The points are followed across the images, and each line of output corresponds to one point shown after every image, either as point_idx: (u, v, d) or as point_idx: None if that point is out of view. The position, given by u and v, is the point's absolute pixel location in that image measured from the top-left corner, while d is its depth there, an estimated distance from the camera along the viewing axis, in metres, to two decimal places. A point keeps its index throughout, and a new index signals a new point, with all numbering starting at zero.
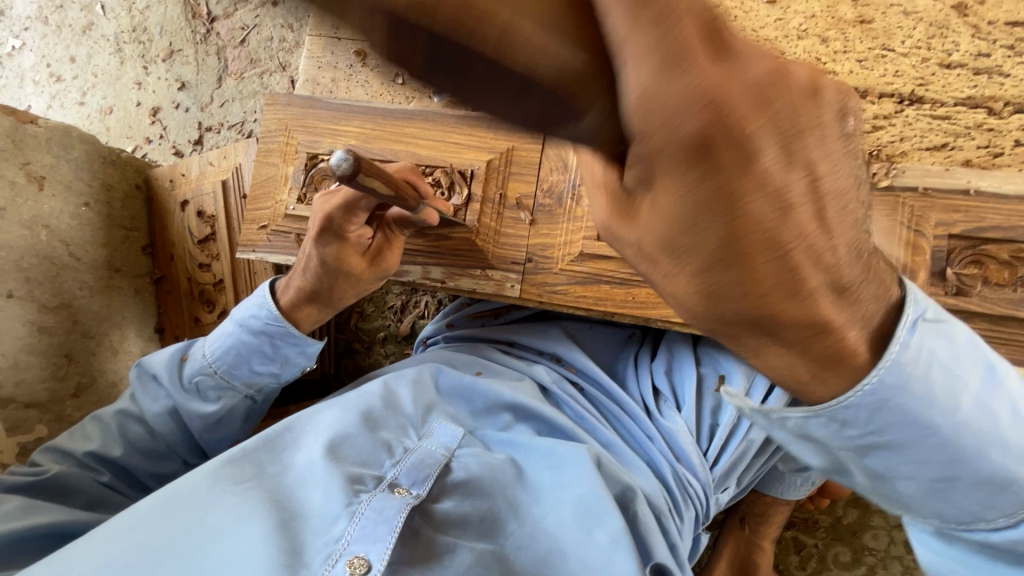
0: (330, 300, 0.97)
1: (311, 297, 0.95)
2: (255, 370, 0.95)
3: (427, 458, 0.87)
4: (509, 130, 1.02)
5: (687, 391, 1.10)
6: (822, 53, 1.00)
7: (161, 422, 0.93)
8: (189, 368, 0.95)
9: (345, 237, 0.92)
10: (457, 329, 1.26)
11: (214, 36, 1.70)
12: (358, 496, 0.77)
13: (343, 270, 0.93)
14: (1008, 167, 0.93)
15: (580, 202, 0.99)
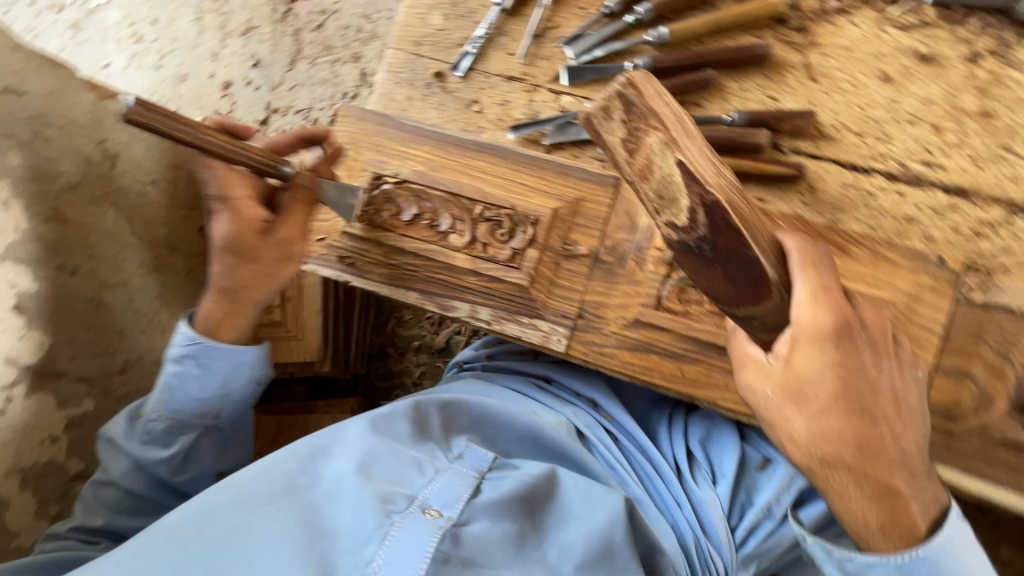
0: (244, 295, 0.92)
1: (227, 293, 0.91)
2: (196, 399, 0.92)
3: (460, 478, 0.84)
4: (580, 179, 0.98)
5: (724, 460, 1.06)
6: (933, 144, 0.92)
7: (131, 480, 0.93)
8: (139, 421, 0.95)
9: (232, 204, 0.88)
10: (496, 360, 1.23)
11: (292, 17, 1.69)
12: (391, 515, 0.74)
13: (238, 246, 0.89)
14: None
15: (643, 265, 0.95)
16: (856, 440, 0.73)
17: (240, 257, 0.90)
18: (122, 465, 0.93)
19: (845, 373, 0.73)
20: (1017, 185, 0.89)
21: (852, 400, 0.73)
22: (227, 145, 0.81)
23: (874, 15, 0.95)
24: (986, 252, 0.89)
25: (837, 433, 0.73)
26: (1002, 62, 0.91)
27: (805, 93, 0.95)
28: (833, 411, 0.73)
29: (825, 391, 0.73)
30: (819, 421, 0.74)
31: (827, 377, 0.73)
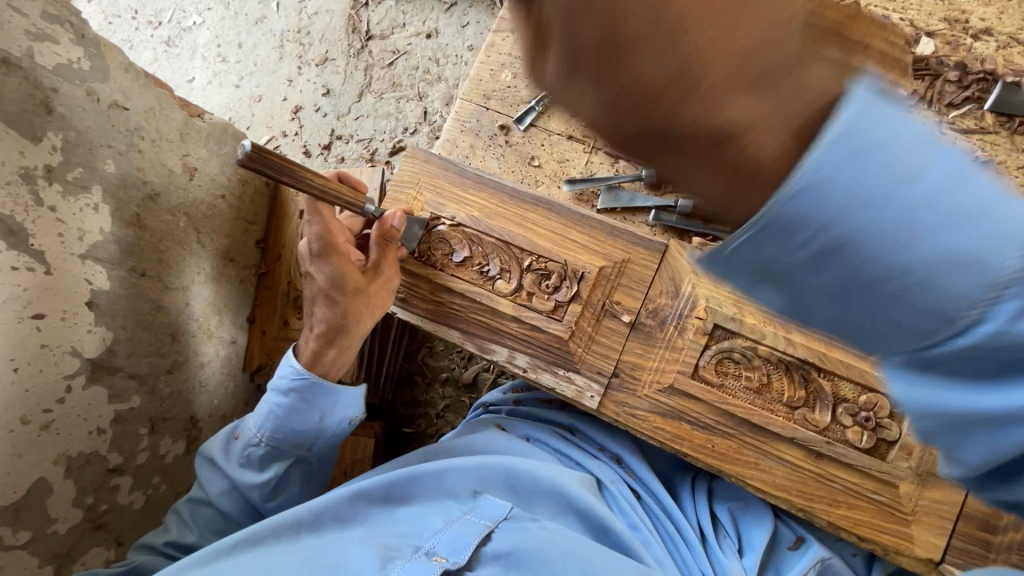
0: (348, 329, 1.01)
1: (325, 332, 1.01)
2: (296, 431, 1.00)
3: (470, 528, 0.88)
4: (628, 242, 1.01)
5: (753, 532, 1.02)
6: None
7: (226, 501, 1.01)
8: (238, 443, 1.03)
9: (337, 249, 1.01)
10: (522, 406, 1.24)
11: (366, 53, 1.81)
12: (393, 562, 0.80)
13: (348, 286, 0.99)
14: None
15: (683, 332, 0.96)
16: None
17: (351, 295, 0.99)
18: (222, 485, 1.01)
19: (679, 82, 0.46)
20: None
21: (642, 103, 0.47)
22: (322, 187, 0.91)
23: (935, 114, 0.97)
24: None
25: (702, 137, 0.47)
26: None
27: None
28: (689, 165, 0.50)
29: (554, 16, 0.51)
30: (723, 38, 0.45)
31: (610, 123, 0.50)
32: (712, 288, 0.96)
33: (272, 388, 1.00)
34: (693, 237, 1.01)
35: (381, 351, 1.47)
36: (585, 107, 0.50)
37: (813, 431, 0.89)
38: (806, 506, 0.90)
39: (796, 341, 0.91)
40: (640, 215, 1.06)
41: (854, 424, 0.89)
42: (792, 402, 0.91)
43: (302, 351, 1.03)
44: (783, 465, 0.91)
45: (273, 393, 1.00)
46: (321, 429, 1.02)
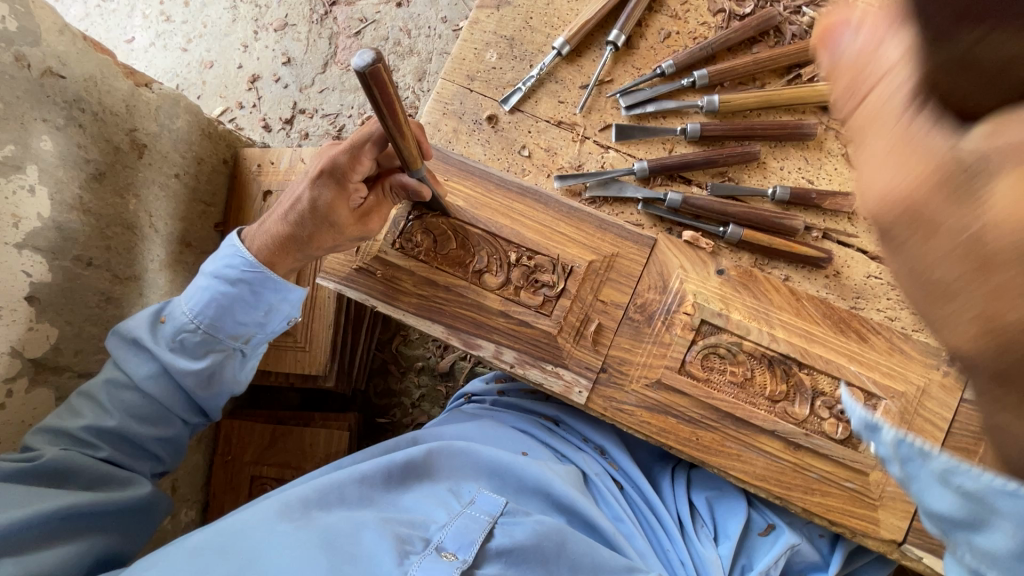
0: (305, 246, 0.96)
1: (286, 235, 0.95)
2: (242, 313, 0.96)
3: (473, 523, 0.85)
4: (617, 236, 1.00)
5: (728, 520, 1.06)
6: None
7: (152, 385, 0.94)
8: (167, 332, 0.95)
9: (342, 181, 0.93)
10: (506, 397, 1.23)
11: (330, 20, 1.68)
12: (408, 556, 0.77)
13: (331, 219, 0.94)
14: None
15: (671, 328, 0.97)
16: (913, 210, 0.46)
17: (325, 221, 0.94)
18: (146, 368, 0.94)
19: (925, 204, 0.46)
20: None
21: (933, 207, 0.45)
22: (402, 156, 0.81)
23: None
24: None
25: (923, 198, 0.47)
26: None
27: (840, 180, 0.99)
28: (949, 182, 0.44)
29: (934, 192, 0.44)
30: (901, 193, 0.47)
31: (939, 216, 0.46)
32: (700, 284, 0.97)
33: (178, 333, 0.95)
34: (682, 233, 1.01)
35: (355, 341, 1.42)
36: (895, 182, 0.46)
37: (792, 422, 0.93)
38: (782, 494, 0.94)
39: (779, 337, 0.94)
40: (627, 208, 1.04)
41: (830, 416, 0.92)
42: (773, 395, 0.93)
43: (247, 243, 0.97)
44: (762, 456, 0.94)
45: (182, 333, 0.95)
46: (223, 369, 0.99)
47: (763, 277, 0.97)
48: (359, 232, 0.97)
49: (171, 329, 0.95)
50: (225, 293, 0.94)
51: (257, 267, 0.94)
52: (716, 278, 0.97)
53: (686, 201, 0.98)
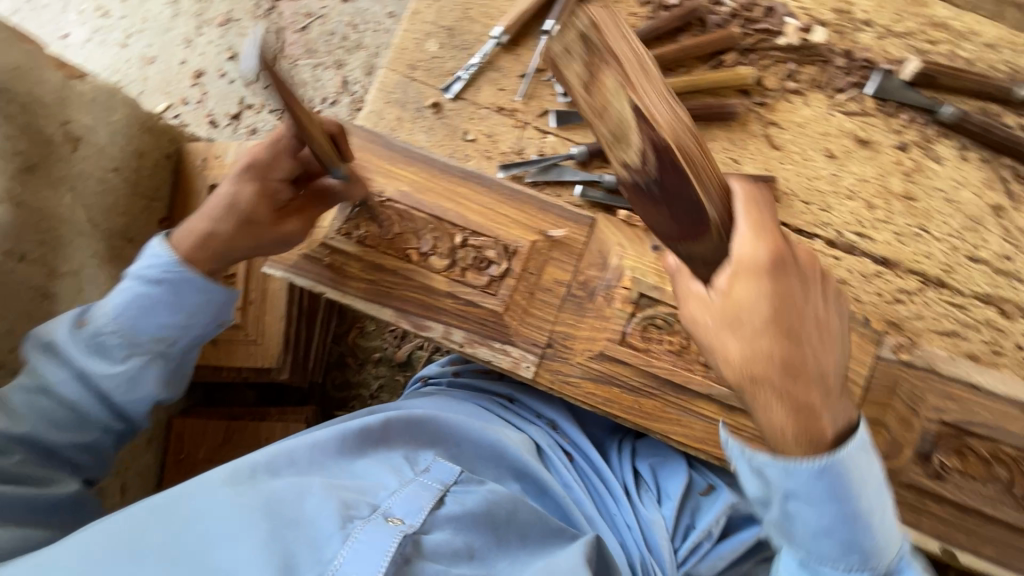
0: (225, 247, 0.95)
1: (205, 236, 0.94)
2: (163, 317, 0.92)
3: (423, 491, 0.87)
4: (558, 216, 1.04)
5: (671, 483, 1.12)
6: (865, 218, 1.04)
7: (70, 391, 0.91)
8: (85, 333, 0.91)
9: (262, 180, 0.95)
10: (462, 378, 1.25)
11: (276, 15, 1.68)
12: (352, 521, 0.78)
13: (252, 218, 0.95)
14: (1005, 367, 1.00)
15: (611, 302, 1.01)
16: (760, 327, 0.70)
17: (246, 219, 0.94)
18: (60, 374, 0.90)
19: (782, 368, 0.70)
20: (929, 260, 1.03)
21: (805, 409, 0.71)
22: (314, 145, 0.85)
23: (826, 98, 1.07)
24: (902, 316, 1.02)
25: (768, 354, 0.70)
26: (924, 154, 1.05)
27: (762, 159, 1.06)
28: (757, 310, 0.71)
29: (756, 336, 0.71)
30: (727, 330, 0.72)
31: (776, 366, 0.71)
32: (637, 259, 1.02)
33: (97, 338, 0.91)
34: (619, 212, 1.06)
35: (309, 334, 1.41)
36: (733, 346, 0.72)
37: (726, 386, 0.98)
38: (719, 454, 0.99)
39: None
40: (567, 190, 1.08)
41: None
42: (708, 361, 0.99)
43: (172, 244, 0.95)
44: (701, 419, 0.99)
45: (100, 338, 0.91)
46: (144, 375, 0.93)
47: None
48: (290, 231, 0.98)
49: (88, 333, 0.91)
50: (144, 295, 0.91)
51: (179, 267, 0.92)
52: (652, 253, 1.02)
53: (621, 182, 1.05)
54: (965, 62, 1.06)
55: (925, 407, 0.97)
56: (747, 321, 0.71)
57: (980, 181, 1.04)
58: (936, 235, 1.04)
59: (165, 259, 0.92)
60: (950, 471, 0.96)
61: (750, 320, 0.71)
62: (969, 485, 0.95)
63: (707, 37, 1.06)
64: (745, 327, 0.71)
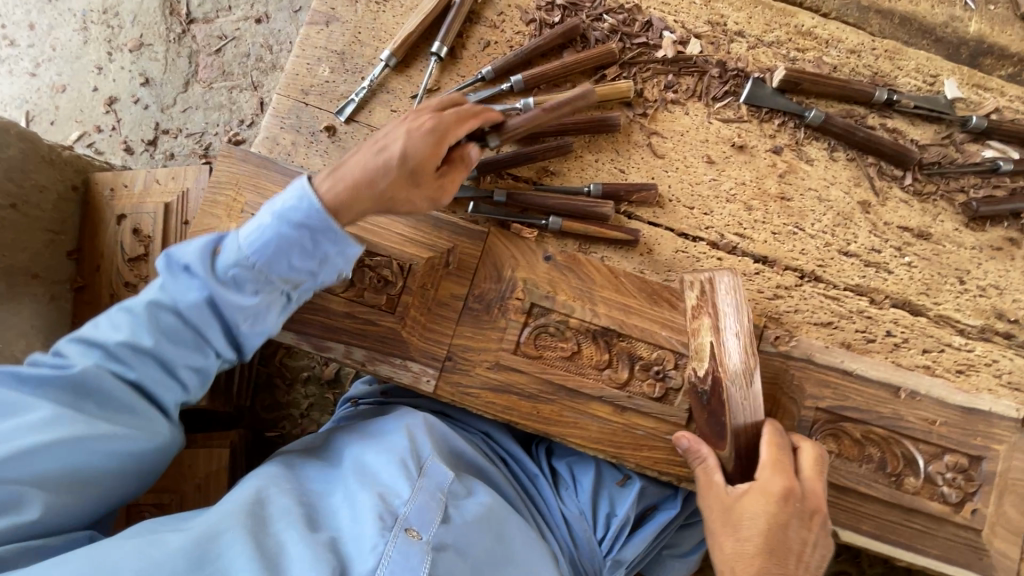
0: (377, 192, 0.89)
1: (351, 179, 0.88)
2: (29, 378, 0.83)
3: (431, 499, 0.95)
4: (451, 232, 1.07)
5: (585, 479, 1.17)
6: (744, 219, 1.10)
7: None
8: None
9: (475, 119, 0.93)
10: (389, 398, 1.28)
11: (189, 38, 1.67)
12: (387, 533, 0.89)
13: (415, 168, 0.89)
14: (876, 353, 1.07)
15: (506, 313, 1.05)
16: (746, 517, 0.85)
17: (409, 176, 0.90)
18: None
19: (780, 525, 0.84)
20: (805, 257, 1.09)
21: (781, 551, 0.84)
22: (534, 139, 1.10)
23: (704, 107, 1.12)
24: (782, 311, 1.08)
25: (754, 549, 0.83)
26: (796, 156, 1.11)
27: (646, 168, 1.11)
28: (749, 525, 0.84)
29: (746, 538, 0.84)
30: (724, 523, 0.86)
31: (766, 526, 0.84)
32: (529, 270, 1.06)
33: (219, 283, 0.87)
34: (512, 226, 1.09)
35: None
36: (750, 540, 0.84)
37: (616, 387, 1.03)
38: (616, 453, 1.04)
39: (600, 312, 1.04)
40: (461, 207, 1.12)
41: (648, 378, 1.03)
42: (598, 364, 1.04)
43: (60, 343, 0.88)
44: (596, 421, 1.04)
45: (226, 281, 0.87)
46: (268, 321, 0.91)
47: (586, 260, 1.07)
48: (409, 204, 0.93)
49: (204, 282, 0.87)
50: (289, 238, 0.86)
51: (324, 215, 0.86)
52: (543, 264, 1.06)
53: (510, 197, 1.08)
54: (830, 67, 1.13)
55: (803, 396, 1.03)
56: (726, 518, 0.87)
57: (848, 179, 1.11)
58: (810, 232, 1.10)
59: (309, 196, 0.86)
60: (828, 454, 1.02)
61: (737, 512, 0.86)
62: (844, 466, 1.02)
63: (587, 53, 1.10)
64: (733, 508, 0.87)
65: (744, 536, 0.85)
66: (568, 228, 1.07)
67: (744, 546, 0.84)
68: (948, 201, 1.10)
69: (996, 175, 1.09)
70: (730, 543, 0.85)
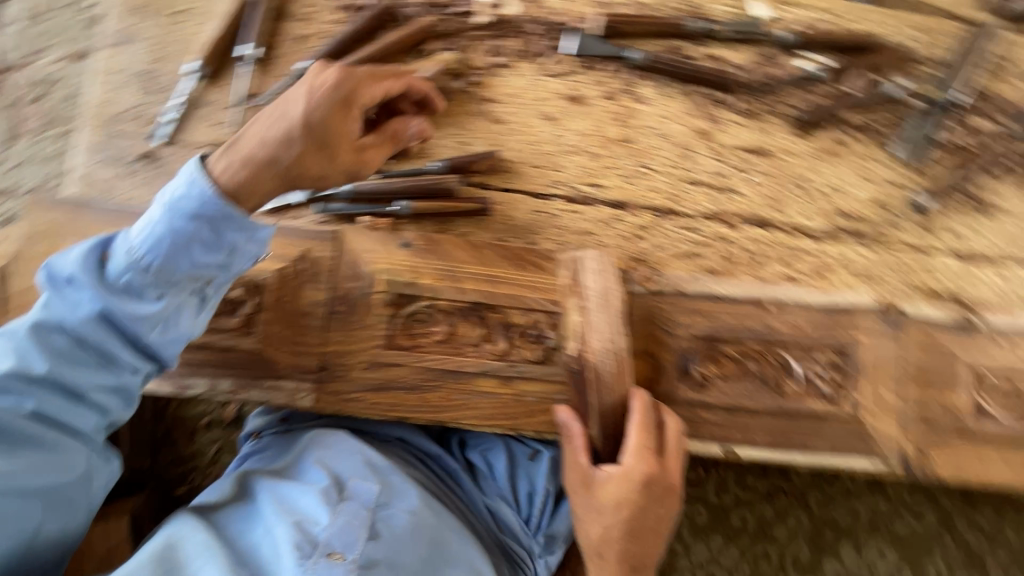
0: (290, 174, 0.90)
1: (265, 161, 0.88)
2: None
3: (354, 520, 0.96)
4: (299, 238, 1.03)
5: (499, 463, 1.18)
6: (593, 168, 1.11)
7: None
8: None
9: (351, 101, 0.93)
10: (292, 424, 1.22)
11: (5, 91, 1.53)
12: (306, 560, 0.90)
13: (325, 134, 0.91)
14: (741, 272, 1.10)
15: (372, 309, 1.01)
16: (613, 515, 0.94)
17: (315, 144, 0.91)
18: None
19: (639, 508, 0.93)
20: (657, 193, 1.11)
21: (640, 530, 0.95)
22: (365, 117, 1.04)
23: (533, 66, 1.12)
24: (645, 250, 1.10)
25: (617, 537, 0.94)
26: (631, 98, 1.13)
27: (489, 136, 1.10)
28: (614, 518, 0.93)
29: (607, 524, 0.94)
30: (596, 508, 0.94)
31: (631, 512, 0.93)
32: (388, 260, 1.03)
33: (109, 291, 0.86)
34: (362, 219, 1.05)
35: None
36: (612, 527, 0.94)
37: (497, 359, 1.02)
38: (511, 425, 1.02)
39: (466, 287, 1.02)
40: (307, 209, 1.06)
41: (527, 343, 1.02)
42: (475, 340, 1.02)
43: None
44: (484, 397, 1.02)
45: (120, 288, 0.86)
46: (181, 327, 0.89)
47: (444, 239, 1.05)
48: (319, 172, 0.93)
49: (92, 293, 0.86)
50: (183, 231, 0.85)
51: (217, 200, 0.85)
52: (402, 251, 1.03)
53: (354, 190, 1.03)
54: (645, 7, 1.15)
55: (678, 327, 1.05)
56: (597, 505, 0.94)
57: (683, 111, 1.14)
58: (657, 169, 1.12)
59: (199, 185, 0.85)
60: (712, 377, 1.05)
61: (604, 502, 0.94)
62: (728, 385, 1.05)
63: (405, 31, 1.09)
64: (602, 501, 0.94)
65: (604, 529, 0.95)
66: (419, 210, 1.04)
67: (608, 532, 0.94)
68: (777, 115, 1.15)
69: (814, 83, 1.16)
70: (597, 527, 0.95)
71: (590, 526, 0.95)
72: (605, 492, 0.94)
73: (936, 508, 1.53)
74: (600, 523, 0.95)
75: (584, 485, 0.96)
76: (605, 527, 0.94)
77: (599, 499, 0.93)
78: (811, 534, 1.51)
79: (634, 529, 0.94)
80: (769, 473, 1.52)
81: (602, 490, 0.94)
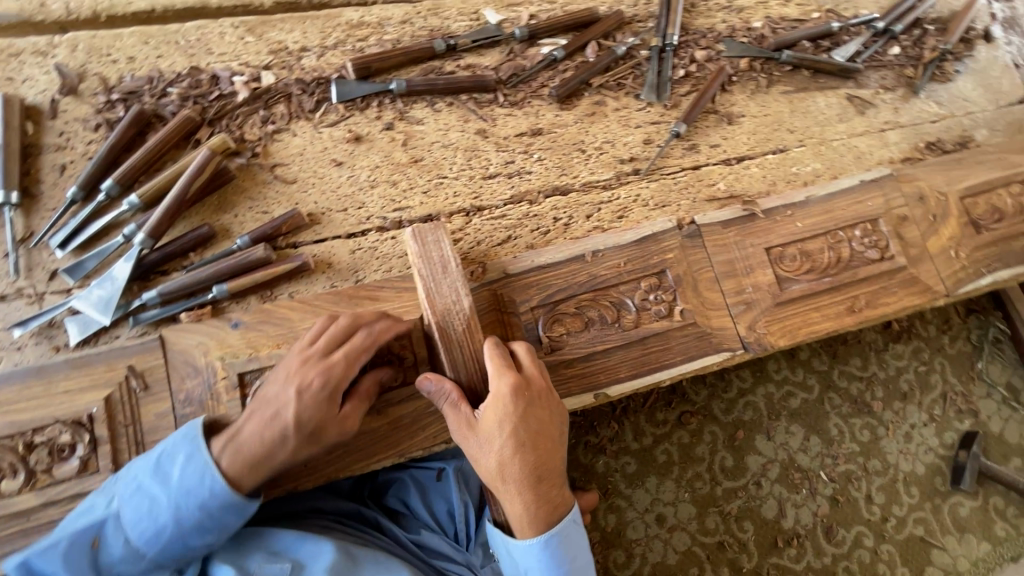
0: (312, 433, 0.90)
1: (257, 459, 0.88)
2: None
3: None
4: (120, 358, 0.99)
5: (413, 496, 1.20)
6: (395, 194, 1.18)
7: None
8: None
9: (337, 388, 0.91)
10: None
11: None
12: None
13: (317, 427, 0.90)
14: (556, 239, 1.21)
15: (220, 399, 1.00)
16: (506, 437, 0.91)
17: (314, 430, 0.90)
18: None
19: (526, 417, 0.93)
20: (460, 197, 1.20)
21: (536, 440, 0.93)
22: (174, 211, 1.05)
23: (307, 122, 1.18)
24: (467, 250, 1.18)
25: (517, 462, 0.91)
26: (408, 122, 1.22)
27: (287, 197, 1.14)
28: (509, 436, 0.92)
29: (502, 451, 0.91)
30: (487, 436, 0.92)
31: (514, 423, 0.92)
32: (223, 346, 1.02)
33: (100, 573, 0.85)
34: (182, 316, 1.04)
35: None
36: (508, 454, 0.91)
37: None
38: (397, 453, 1.04)
39: None
40: (122, 327, 1.04)
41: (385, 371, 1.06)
42: None
43: None
44: (362, 437, 1.03)
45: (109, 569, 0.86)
46: None
47: (272, 306, 1.06)
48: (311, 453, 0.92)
49: None
50: (186, 518, 0.87)
51: (221, 493, 0.87)
52: (234, 332, 1.03)
53: (161, 292, 1.02)
54: (392, 43, 1.27)
55: (519, 306, 1.13)
56: (485, 434, 0.92)
57: (458, 119, 1.25)
58: (453, 175, 1.21)
59: (217, 483, 0.86)
60: (563, 338, 1.14)
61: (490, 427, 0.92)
62: (578, 339, 1.14)
63: (167, 128, 1.10)
64: (488, 428, 0.92)
65: (504, 455, 0.91)
66: (236, 287, 1.04)
67: (503, 457, 0.91)
68: (539, 98, 1.29)
69: (559, 63, 1.32)
70: (492, 455, 0.91)
71: (495, 464, 0.91)
72: (487, 417, 0.93)
73: (813, 374, 1.74)
74: (501, 453, 0.91)
75: (471, 425, 0.93)
76: (502, 454, 0.91)
77: (481, 427, 0.92)
78: (726, 440, 1.65)
79: (529, 441, 0.92)
80: (673, 402, 1.65)
81: (483, 416, 0.93)
